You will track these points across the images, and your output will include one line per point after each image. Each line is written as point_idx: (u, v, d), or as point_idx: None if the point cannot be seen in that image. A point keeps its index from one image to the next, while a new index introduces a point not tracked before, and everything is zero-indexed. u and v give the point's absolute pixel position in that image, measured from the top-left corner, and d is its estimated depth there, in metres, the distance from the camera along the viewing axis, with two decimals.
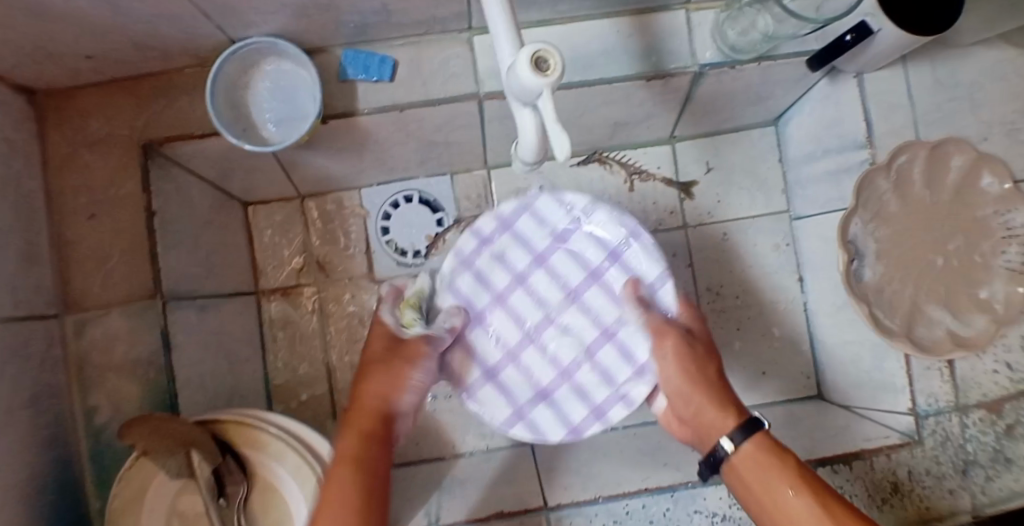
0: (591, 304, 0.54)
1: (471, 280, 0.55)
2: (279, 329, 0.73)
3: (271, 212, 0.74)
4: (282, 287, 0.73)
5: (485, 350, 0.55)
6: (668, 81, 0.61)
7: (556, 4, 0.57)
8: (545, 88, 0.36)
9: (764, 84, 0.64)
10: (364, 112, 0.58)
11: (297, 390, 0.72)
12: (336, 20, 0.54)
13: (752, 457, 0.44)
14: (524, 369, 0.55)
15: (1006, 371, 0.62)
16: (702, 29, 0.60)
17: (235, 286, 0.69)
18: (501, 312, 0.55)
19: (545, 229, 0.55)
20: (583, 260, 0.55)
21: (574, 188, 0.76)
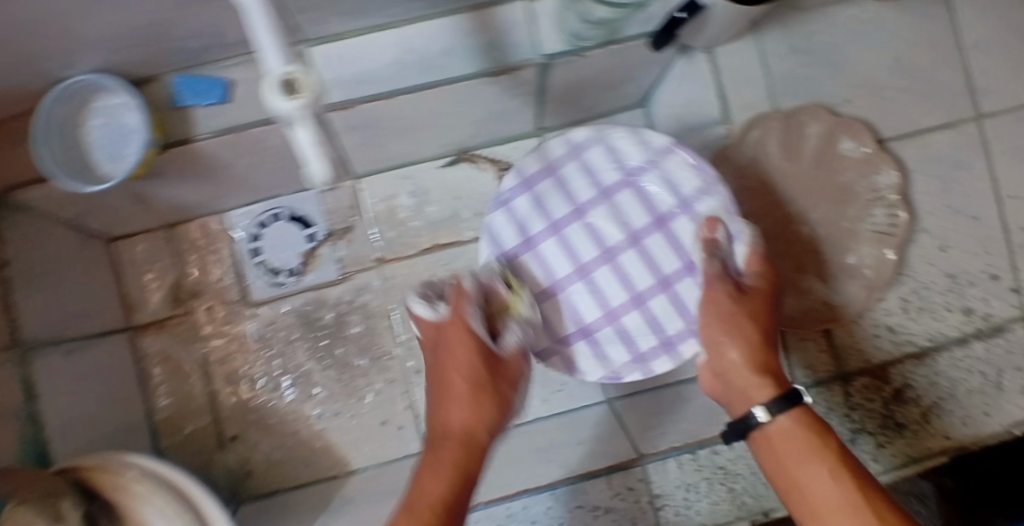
0: (597, 279, 0.53)
1: (528, 202, 0.54)
2: (157, 364, 0.68)
3: (134, 246, 0.68)
4: (159, 321, 0.68)
5: (585, 244, 0.54)
6: (515, 75, 0.60)
7: (386, 9, 0.55)
8: (296, 115, 0.30)
9: (621, 68, 0.62)
10: (201, 136, 0.57)
11: (182, 422, 0.67)
12: (170, 49, 0.53)
13: (789, 427, 0.43)
14: (542, 258, 0.53)
15: (888, 335, 0.62)
16: (542, 18, 0.58)
17: (105, 325, 0.66)
18: (550, 238, 0.54)
19: (593, 177, 0.54)
20: (626, 220, 0.54)
21: (445, 188, 0.70)
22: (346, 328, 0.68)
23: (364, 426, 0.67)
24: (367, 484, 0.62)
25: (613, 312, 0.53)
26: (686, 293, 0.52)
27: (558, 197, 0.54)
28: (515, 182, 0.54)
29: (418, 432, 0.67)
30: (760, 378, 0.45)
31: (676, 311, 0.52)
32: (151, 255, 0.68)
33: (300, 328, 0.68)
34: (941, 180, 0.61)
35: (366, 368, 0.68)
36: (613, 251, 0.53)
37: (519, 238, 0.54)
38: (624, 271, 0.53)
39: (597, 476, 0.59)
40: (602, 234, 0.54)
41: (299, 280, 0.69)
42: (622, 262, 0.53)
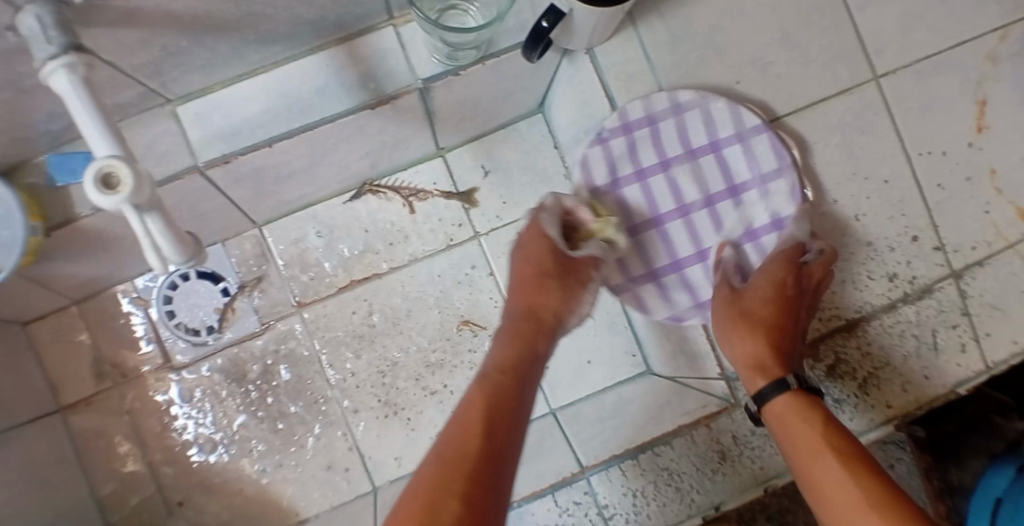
0: (672, 229, 0.59)
1: (623, 145, 0.59)
2: (92, 442, 0.66)
3: (56, 323, 0.66)
4: (87, 397, 0.66)
5: (667, 199, 0.59)
6: (395, 104, 0.58)
7: (247, 56, 0.53)
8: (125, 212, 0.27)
9: (502, 81, 0.60)
10: (85, 215, 0.56)
11: (127, 495, 0.65)
12: (28, 129, 0.50)
13: (797, 402, 0.51)
14: (651, 197, 0.59)
15: (815, 312, 0.60)
16: (412, 41, 0.57)
17: (35, 411, 0.61)
18: (633, 186, 0.60)
19: (687, 140, 0.59)
20: (706, 184, 0.59)
21: (352, 225, 0.68)
22: (277, 377, 0.66)
23: (309, 474, 0.66)
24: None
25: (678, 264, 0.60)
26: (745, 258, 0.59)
27: (649, 147, 0.59)
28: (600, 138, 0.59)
29: (366, 470, 0.66)
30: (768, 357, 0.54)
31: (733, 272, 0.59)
32: (71, 329, 0.66)
33: (227, 384, 0.66)
34: (845, 147, 0.58)
35: (302, 415, 0.67)
36: (688, 209, 0.59)
37: (608, 179, 0.60)
38: (695, 227, 0.59)
39: (541, 495, 0.59)
40: (682, 192, 0.59)
41: (221, 336, 0.67)
42: (694, 219, 0.59)
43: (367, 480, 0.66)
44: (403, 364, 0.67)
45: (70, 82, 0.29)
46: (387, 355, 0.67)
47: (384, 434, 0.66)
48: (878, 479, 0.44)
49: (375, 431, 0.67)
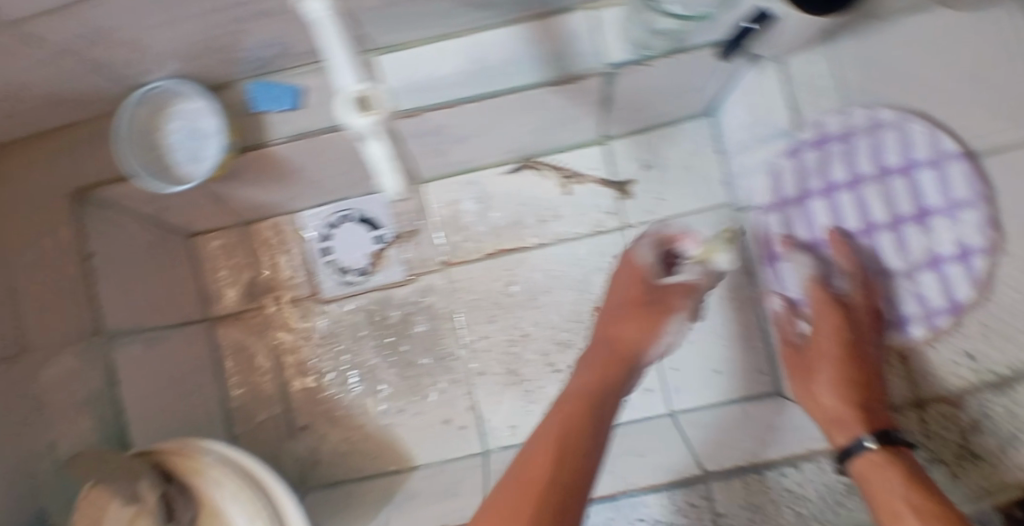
0: (860, 246, 0.59)
1: (814, 161, 0.61)
2: (232, 353, 0.77)
3: (213, 241, 0.77)
4: (234, 314, 0.76)
5: (853, 216, 0.59)
6: (580, 84, 0.60)
7: (452, 17, 0.56)
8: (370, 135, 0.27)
9: (677, 81, 0.62)
10: (274, 142, 0.60)
11: (256, 411, 0.75)
12: (236, 58, 0.56)
13: (878, 462, 0.52)
14: (838, 212, 0.60)
15: (967, 362, 0.52)
16: (607, 26, 0.57)
17: (185, 316, 0.73)
18: (821, 199, 0.61)
19: (880, 160, 0.56)
20: (897, 204, 0.55)
21: (509, 197, 0.73)
22: (411, 326, 0.73)
23: (426, 424, 0.72)
24: (429, 479, 0.68)
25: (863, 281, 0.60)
26: (930, 286, 0.54)
27: (840, 163, 0.59)
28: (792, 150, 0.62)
29: (479, 432, 0.72)
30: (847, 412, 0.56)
31: (915, 298, 0.55)
32: (233, 250, 0.77)
33: (365, 325, 0.74)
34: None
35: (430, 367, 0.73)
36: (874, 229, 0.57)
37: (795, 190, 0.63)
38: (881, 248, 0.57)
39: (656, 490, 0.54)
40: (869, 212, 0.57)
41: (368, 279, 0.74)
42: (880, 241, 0.57)
43: (481, 441, 0.72)
44: (533, 337, 0.72)
45: (329, 7, 0.25)
46: (519, 325, 0.72)
47: (501, 400, 0.72)
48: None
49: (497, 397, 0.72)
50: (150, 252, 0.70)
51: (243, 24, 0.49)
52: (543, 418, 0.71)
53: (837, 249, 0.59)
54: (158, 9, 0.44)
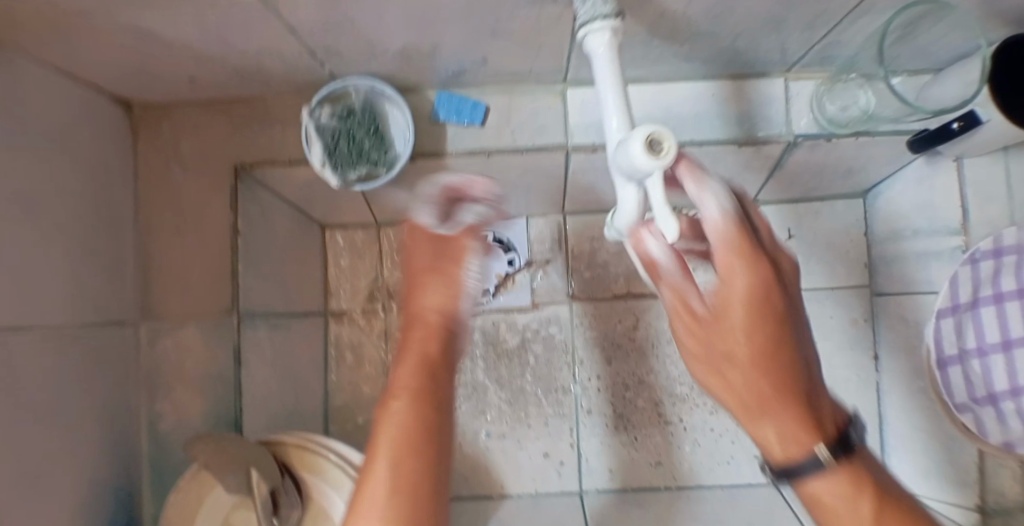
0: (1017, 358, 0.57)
1: (991, 271, 0.59)
2: (344, 350, 0.80)
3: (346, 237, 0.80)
4: (354, 311, 0.80)
5: (995, 330, 0.59)
6: (759, 149, 0.60)
7: (654, 65, 0.57)
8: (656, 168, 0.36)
9: (848, 160, 0.64)
10: (451, 154, 0.60)
11: (355, 413, 0.79)
12: (434, 67, 0.56)
13: (833, 492, 0.35)
14: (1003, 320, 0.58)
15: None
16: (798, 100, 0.60)
17: (307, 307, 0.75)
18: (990, 307, 0.59)
19: None
20: None
21: None
22: (526, 355, 0.75)
23: (525, 455, 0.74)
24: (523, 511, 0.70)
25: (995, 396, 0.59)
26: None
27: (1012, 276, 0.57)
28: (966, 257, 0.61)
29: (576, 471, 0.74)
30: (774, 417, 0.34)
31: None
32: (361, 249, 0.81)
33: (481, 346, 0.75)
34: None
35: (538, 398, 0.75)
36: (1012, 345, 0.57)
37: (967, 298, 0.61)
38: (1016, 364, 0.57)
39: None
40: None
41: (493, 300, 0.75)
42: (1017, 357, 0.57)
43: (576, 480, 0.74)
44: (648, 387, 0.75)
45: (610, 62, 0.43)
46: (637, 372, 0.75)
47: (608, 445, 0.74)
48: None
49: (601, 439, 0.74)
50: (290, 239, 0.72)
51: (467, 34, 0.49)
52: (646, 467, 0.74)
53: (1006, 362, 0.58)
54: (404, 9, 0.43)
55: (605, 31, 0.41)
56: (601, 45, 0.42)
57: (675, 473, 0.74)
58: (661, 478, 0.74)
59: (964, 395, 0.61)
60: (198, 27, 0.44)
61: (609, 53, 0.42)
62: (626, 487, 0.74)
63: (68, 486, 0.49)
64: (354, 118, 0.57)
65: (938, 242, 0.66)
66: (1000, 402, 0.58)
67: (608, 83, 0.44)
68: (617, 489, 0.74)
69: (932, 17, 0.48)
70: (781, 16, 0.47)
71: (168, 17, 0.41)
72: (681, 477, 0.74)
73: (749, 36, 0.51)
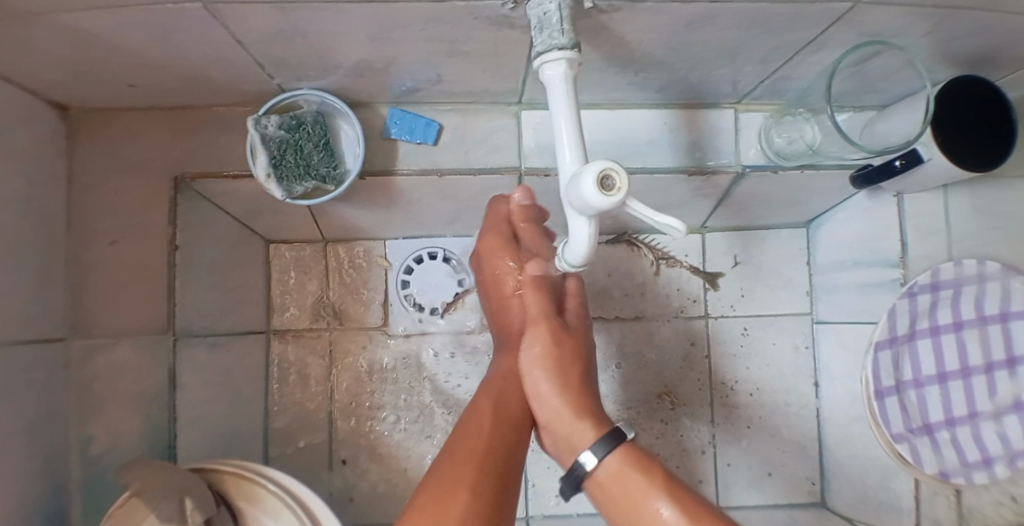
0: (956, 389, 0.61)
1: (927, 306, 0.63)
2: (289, 368, 0.78)
3: (293, 251, 0.79)
4: (299, 329, 0.78)
5: (930, 363, 0.63)
6: (709, 177, 0.61)
7: (608, 92, 0.57)
8: (623, 195, 0.37)
9: (797, 190, 0.65)
10: (401, 172, 0.59)
11: (297, 435, 0.77)
12: (388, 84, 0.55)
13: (612, 471, 0.48)
14: (938, 352, 0.62)
15: (1012, 504, 0.58)
16: (747, 131, 0.61)
17: (247, 325, 0.73)
18: (925, 340, 0.63)
19: (979, 309, 0.60)
20: (990, 350, 0.59)
21: (598, 266, 0.80)
22: (475, 376, 0.78)
23: None
24: None
25: (929, 426, 0.63)
26: (990, 437, 0.59)
27: (946, 309, 0.62)
28: (906, 290, 0.63)
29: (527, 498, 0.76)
30: (581, 421, 0.51)
31: (975, 444, 0.60)
32: (310, 264, 0.79)
33: (430, 367, 0.78)
34: None
35: None
36: (946, 378, 0.62)
37: (905, 329, 0.64)
38: (951, 394, 0.61)
39: None
40: (968, 355, 0.60)
41: (443, 319, 0.79)
42: (951, 389, 0.61)
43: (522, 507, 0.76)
44: None
45: (564, 86, 0.41)
46: None
47: (555, 470, 0.77)
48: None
49: (548, 465, 0.77)
50: (232, 254, 0.70)
51: (422, 53, 0.48)
52: (591, 492, 0.77)
53: (940, 392, 0.62)
54: (362, 26, 0.42)
55: (562, 61, 0.41)
56: (557, 75, 0.42)
57: None
58: None
59: (900, 426, 0.64)
60: (145, 34, 0.42)
61: (564, 83, 0.42)
62: (570, 511, 0.76)
63: None
64: (304, 129, 0.56)
65: (880, 274, 0.67)
66: (935, 432, 0.62)
67: (557, 114, 0.43)
68: (563, 513, 0.76)
69: (885, 57, 0.49)
70: (734, 51, 0.48)
71: (111, 21, 0.40)
72: None
73: (704, 67, 0.52)
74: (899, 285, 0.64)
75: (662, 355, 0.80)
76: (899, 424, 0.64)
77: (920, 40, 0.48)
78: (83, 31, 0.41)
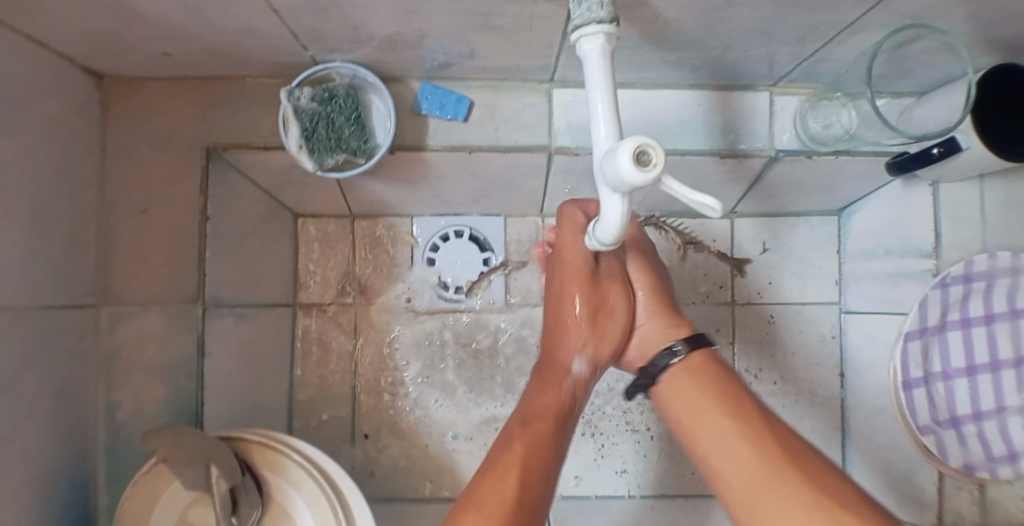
0: (984, 382, 0.60)
1: (958, 297, 0.61)
2: (312, 343, 0.79)
3: (319, 227, 0.79)
4: (323, 304, 0.79)
5: (959, 355, 0.62)
6: (740, 161, 0.61)
7: (643, 70, 0.56)
8: (658, 172, 0.37)
9: (831, 176, 0.65)
10: (431, 147, 0.59)
11: (319, 409, 0.78)
12: (420, 58, 0.55)
13: (685, 371, 0.50)
14: (969, 345, 0.61)
15: None
16: (782, 114, 0.60)
17: (272, 299, 0.74)
18: (954, 332, 0.62)
19: (1011, 302, 0.58)
20: (1021, 345, 0.57)
21: None
22: (497, 356, 0.79)
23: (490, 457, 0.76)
24: None
25: (956, 419, 0.62)
26: (1017, 432, 0.57)
27: (977, 301, 0.60)
28: (936, 281, 0.62)
29: None
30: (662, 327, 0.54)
31: (1001, 438, 0.58)
32: (335, 240, 0.80)
33: (451, 346, 0.78)
34: None
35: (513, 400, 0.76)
36: (975, 370, 0.60)
37: (934, 321, 0.63)
38: (979, 387, 0.60)
39: None
40: (998, 349, 0.59)
41: (465, 298, 0.79)
42: (980, 382, 0.60)
43: None
44: (617, 394, 0.77)
45: (603, 59, 0.41)
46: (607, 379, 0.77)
47: (575, 451, 0.77)
48: (799, 472, 0.40)
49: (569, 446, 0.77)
50: (260, 227, 0.71)
51: (454, 27, 0.48)
52: (610, 475, 0.77)
53: (967, 385, 0.61)
54: None
55: (599, 35, 0.40)
56: (593, 49, 0.41)
57: (640, 481, 0.77)
58: (626, 486, 0.77)
59: (925, 418, 0.64)
60: (180, 2, 0.42)
61: (603, 58, 0.41)
62: (589, 494, 0.76)
63: (22, 474, 0.46)
64: (337, 102, 0.56)
65: (911, 264, 0.67)
66: (961, 425, 0.62)
67: (593, 88, 0.42)
68: (582, 495, 0.76)
69: (923, 41, 0.48)
70: (771, 30, 0.48)
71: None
72: (645, 486, 0.77)
73: (740, 48, 0.51)
74: (931, 275, 0.64)
75: None
76: (926, 414, 0.64)
77: (964, 25, 0.47)
78: None
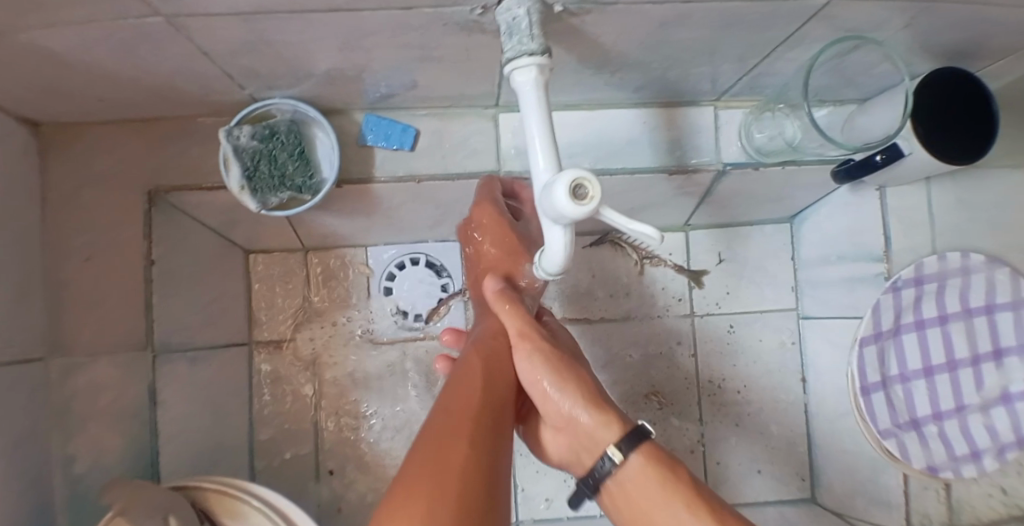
0: (943, 384, 0.61)
1: (912, 300, 0.63)
2: (274, 379, 0.77)
3: (272, 262, 0.78)
4: (280, 340, 0.78)
5: (916, 357, 0.63)
6: (689, 176, 0.61)
7: (585, 92, 0.56)
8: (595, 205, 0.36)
9: (782, 185, 0.65)
10: (378, 179, 0.58)
11: (282, 447, 0.76)
12: (361, 91, 0.54)
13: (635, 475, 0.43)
14: (926, 347, 0.62)
15: None
16: (727, 128, 0.61)
17: (228, 337, 0.73)
18: (909, 335, 0.63)
19: (965, 302, 0.61)
20: (975, 344, 0.60)
21: (586, 267, 0.79)
22: None
23: None
24: None
25: (917, 420, 0.63)
26: (977, 428, 0.60)
27: (932, 303, 0.62)
28: (890, 284, 0.63)
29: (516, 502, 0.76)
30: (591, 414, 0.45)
31: (963, 436, 0.61)
32: (289, 274, 0.79)
33: (415, 375, 0.78)
34: None
35: None
36: (932, 371, 0.62)
37: (890, 324, 0.64)
38: (937, 388, 0.62)
39: None
40: (954, 349, 0.61)
41: (425, 326, 0.79)
42: (938, 382, 0.62)
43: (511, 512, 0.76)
44: None
45: (535, 89, 0.41)
46: None
47: (544, 474, 0.76)
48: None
49: (538, 469, 0.76)
50: (209, 266, 0.69)
51: (392, 59, 0.47)
52: (581, 495, 0.77)
53: (926, 386, 0.62)
54: (330, 34, 0.41)
55: (532, 67, 0.39)
56: (527, 81, 0.40)
57: None
58: (597, 506, 0.77)
59: (887, 422, 0.63)
60: (107, 48, 0.41)
61: (535, 88, 0.40)
62: (560, 516, 0.76)
63: None
64: (278, 139, 0.55)
65: (865, 268, 0.67)
66: (922, 426, 0.62)
67: (529, 119, 0.42)
68: (553, 518, 0.76)
69: (862, 51, 0.49)
70: (711, 48, 0.48)
71: (74, 37, 0.39)
72: None
73: (681, 65, 0.51)
74: (883, 279, 0.64)
75: (647, 355, 0.80)
76: (886, 418, 0.63)
77: (900, 33, 0.48)
78: (45, 47, 0.40)
